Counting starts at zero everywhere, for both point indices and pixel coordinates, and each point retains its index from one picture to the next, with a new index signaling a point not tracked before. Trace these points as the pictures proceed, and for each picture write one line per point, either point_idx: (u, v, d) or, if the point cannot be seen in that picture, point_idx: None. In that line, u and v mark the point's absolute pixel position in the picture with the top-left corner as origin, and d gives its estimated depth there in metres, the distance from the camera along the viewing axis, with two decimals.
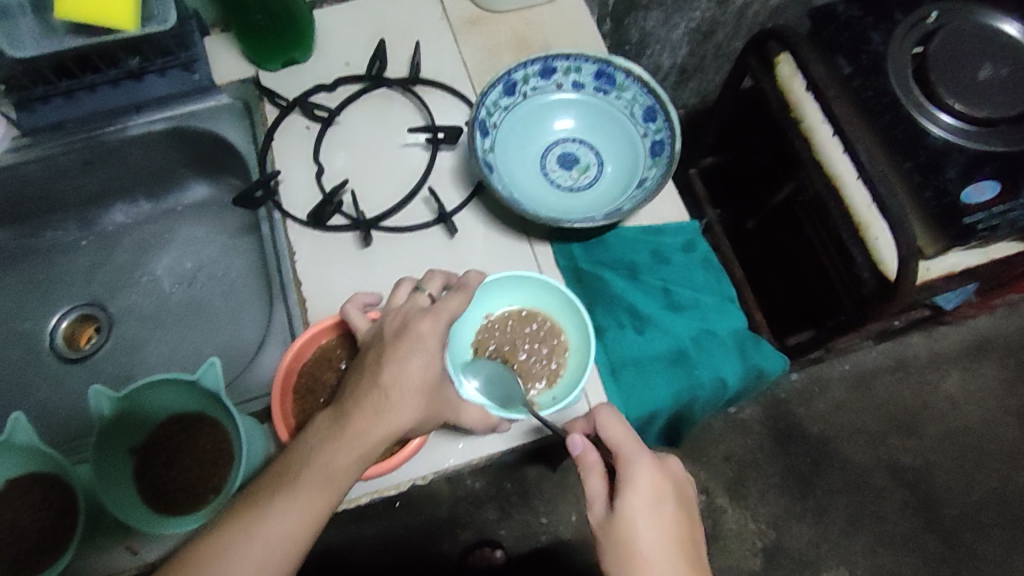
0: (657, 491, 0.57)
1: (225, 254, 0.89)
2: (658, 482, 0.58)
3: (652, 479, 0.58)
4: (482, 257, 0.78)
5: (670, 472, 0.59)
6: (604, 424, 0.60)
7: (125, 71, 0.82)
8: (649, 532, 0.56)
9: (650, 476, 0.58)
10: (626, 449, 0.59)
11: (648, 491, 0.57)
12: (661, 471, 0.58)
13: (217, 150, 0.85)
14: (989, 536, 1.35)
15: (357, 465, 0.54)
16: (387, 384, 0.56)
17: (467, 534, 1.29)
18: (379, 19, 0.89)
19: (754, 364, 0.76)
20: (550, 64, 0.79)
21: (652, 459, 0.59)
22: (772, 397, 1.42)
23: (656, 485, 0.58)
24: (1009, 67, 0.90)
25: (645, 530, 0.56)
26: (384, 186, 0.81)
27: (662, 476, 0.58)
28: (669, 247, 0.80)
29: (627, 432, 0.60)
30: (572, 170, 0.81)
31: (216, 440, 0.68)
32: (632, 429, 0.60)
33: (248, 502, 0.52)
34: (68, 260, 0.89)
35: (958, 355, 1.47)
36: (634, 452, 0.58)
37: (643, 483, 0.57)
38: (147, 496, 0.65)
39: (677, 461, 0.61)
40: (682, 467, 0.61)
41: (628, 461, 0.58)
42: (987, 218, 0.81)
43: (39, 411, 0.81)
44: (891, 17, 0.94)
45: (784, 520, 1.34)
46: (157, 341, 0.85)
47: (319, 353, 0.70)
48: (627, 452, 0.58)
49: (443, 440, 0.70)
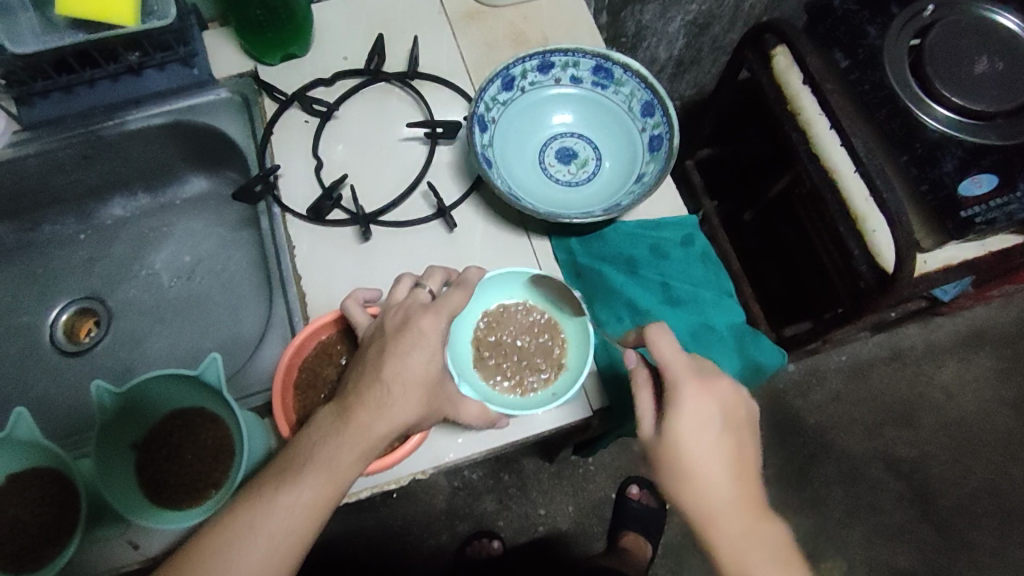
0: (704, 414, 0.57)
1: (224, 248, 0.89)
2: (705, 402, 0.57)
3: (699, 402, 0.57)
4: (481, 252, 0.78)
5: (721, 394, 0.58)
6: (655, 345, 0.60)
7: (124, 65, 0.81)
8: (697, 449, 0.56)
9: (696, 395, 0.57)
10: (673, 370, 0.58)
11: (695, 413, 0.57)
12: (709, 392, 0.58)
13: (216, 145, 0.85)
14: (983, 525, 1.36)
15: (359, 459, 0.54)
16: (389, 379, 0.57)
17: (465, 525, 1.30)
18: (376, 13, 0.89)
19: (752, 358, 0.77)
20: (548, 59, 0.78)
21: (699, 380, 0.58)
22: (769, 389, 1.43)
23: (703, 407, 0.57)
24: (1006, 60, 0.90)
25: (692, 448, 0.56)
26: (383, 181, 0.81)
27: (710, 398, 0.58)
28: (668, 242, 0.80)
29: (674, 354, 0.59)
30: (570, 165, 0.81)
31: (219, 436, 0.69)
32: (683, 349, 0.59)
33: (252, 496, 0.52)
34: (67, 254, 0.89)
35: (953, 346, 1.48)
36: (676, 369, 0.58)
37: (688, 404, 0.57)
38: (149, 491, 0.66)
39: (731, 382, 0.59)
40: (736, 388, 0.59)
41: (675, 382, 0.58)
42: (984, 211, 0.82)
43: (40, 405, 0.81)
44: (887, 10, 0.94)
45: (781, 511, 1.35)
46: (157, 335, 0.86)
47: (320, 349, 0.71)
48: (674, 373, 0.58)
49: (444, 433, 0.71)
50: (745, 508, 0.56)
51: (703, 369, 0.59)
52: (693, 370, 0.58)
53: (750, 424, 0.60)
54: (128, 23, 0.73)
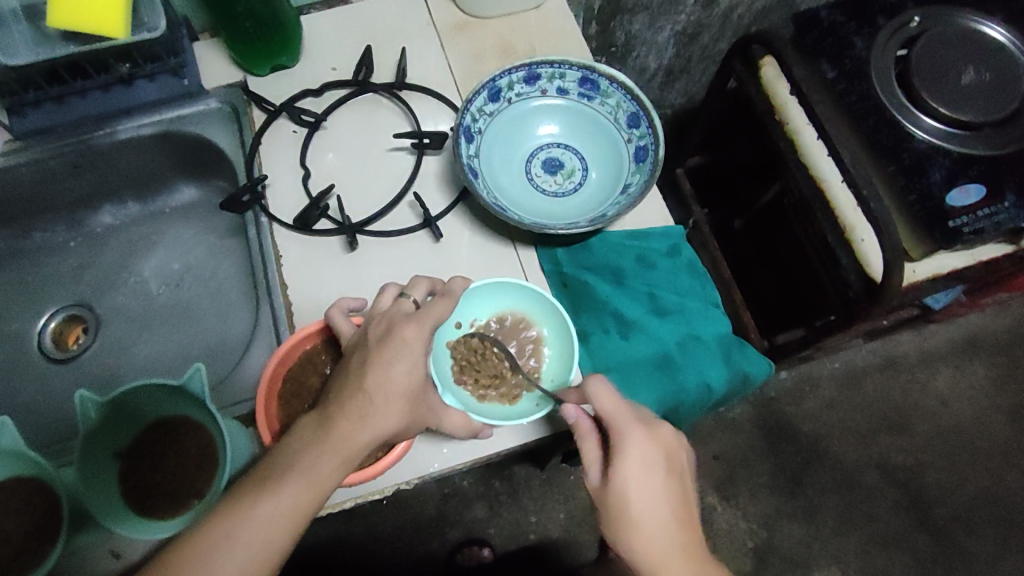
0: (649, 462, 0.58)
1: (213, 255, 0.90)
2: (649, 451, 0.58)
3: (645, 451, 0.58)
4: (467, 261, 0.79)
5: (663, 441, 0.59)
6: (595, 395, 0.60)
7: (115, 75, 0.82)
8: (644, 497, 0.57)
9: (642, 444, 0.58)
10: (617, 419, 0.59)
11: (641, 462, 0.58)
12: (653, 441, 0.59)
13: (205, 154, 0.86)
14: (978, 534, 1.36)
15: (339, 468, 0.55)
16: (371, 389, 0.57)
17: (456, 532, 1.30)
18: (365, 24, 0.89)
19: (739, 367, 0.77)
20: (534, 71, 0.79)
21: (643, 430, 0.59)
22: (762, 396, 1.43)
23: (647, 455, 0.58)
24: (991, 71, 0.90)
25: (639, 496, 0.57)
26: (370, 191, 0.81)
27: (654, 447, 0.58)
28: (654, 252, 0.80)
29: (618, 404, 0.60)
30: (556, 175, 0.82)
31: (201, 444, 0.69)
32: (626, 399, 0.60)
33: (231, 503, 0.52)
34: (57, 261, 0.90)
35: (947, 353, 1.48)
36: (624, 422, 0.59)
37: (634, 453, 0.58)
38: (131, 500, 0.66)
39: (672, 428, 0.60)
40: (678, 433, 0.61)
41: (619, 431, 0.59)
42: (972, 221, 0.82)
43: (27, 413, 0.81)
44: (873, 21, 0.95)
45: (774, 519, 1.35)
46: (145, 343, 0.86)
47: (304, 358, 0.71)
48: (619, 423, 0.59)
49: (428, 443, 0.71)
50: (692, 552, 0.56)
51: (646, 418, 0.60)
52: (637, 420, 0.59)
53: (688, 475, 0.61)
54: (120, 32, 0.73)
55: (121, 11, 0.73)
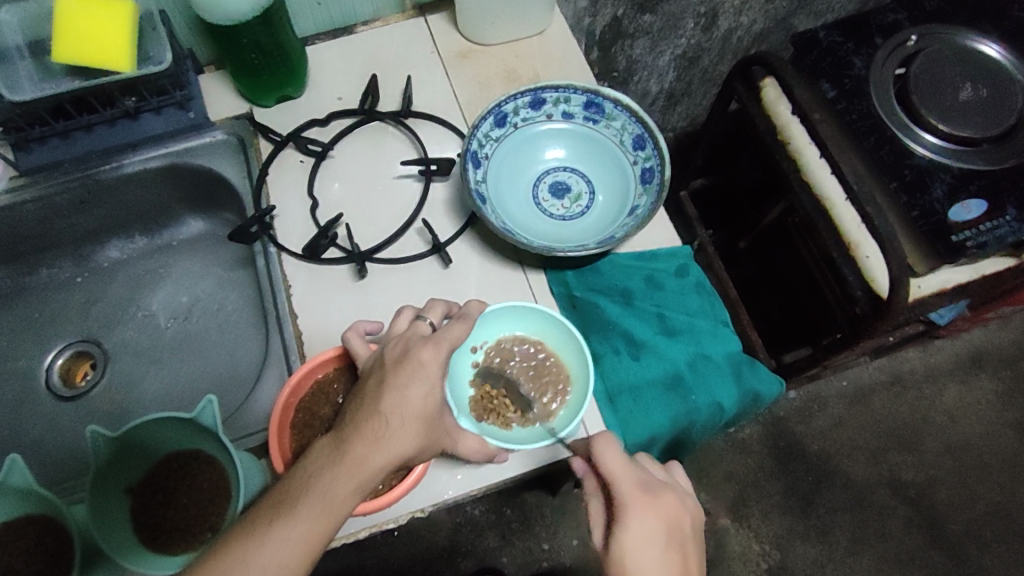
0: (649, 528, 0.56)
1: (221, 288, 0.89)
2: (652, 518, 0.56)
3: (651, 521, 0.56)
4: (477, 287, 0.78)
5: (665, 510, 0.57)
6: (599, 453, 0.60)
7: (121, 110, 0.82)
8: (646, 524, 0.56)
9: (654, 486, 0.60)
10: (618, 483, 0.58)
11: (641, 528, 0.56)
12: (654, 509, 0.57)
13: (212, 186, 0.86)
14: (992, 550, 1.34)
15: (355, 493, 0.54)
16: (387, 412, 0.57)
17: (468, 562, 1.28)
18: (370, 55, 0.90)
19: (750, 386, 0.76)
20: (539, 96, 0.80)
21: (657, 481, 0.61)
22: (770, 416, 1.43)
23: (648, 522, 0.56)
24: (988, 88, 0.92)
25: (639, 566, 0.54)
26: (378, 218, 0.81)
27: (655, 513, 0.57)
28: (663, 272, 0.80)
29: (620, 463, 0.59)
30: (564, 200, 0.82)
31: (214, 479, 0.68)
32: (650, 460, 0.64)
33: (246, 531, 0.51)
34: (63, 297, 0.89)
35: (954, 369, 1.48)
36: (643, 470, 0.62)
37: (633, 516, 0.56)
38: (143, 537, 0.65)
39: (676, 496, 0.59)
40: (682, 504, 0.59)
41: (620, 495, 0.58)
42: (975, 235, 0.83)
43: (35, 450, 0.80)
44: (871, 42, 0.96)
45: (787, 540, 1.34)
46: (153, 376, 0.85)
47: (316, 388, 0.70)
48: (621, 487, 0.58)
49: (443, 468, 0.70)
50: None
51: (649, 484, 0.59)
52: (640, 487, 0.58)
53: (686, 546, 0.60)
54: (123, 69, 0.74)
55: (127, 49, 0.74)
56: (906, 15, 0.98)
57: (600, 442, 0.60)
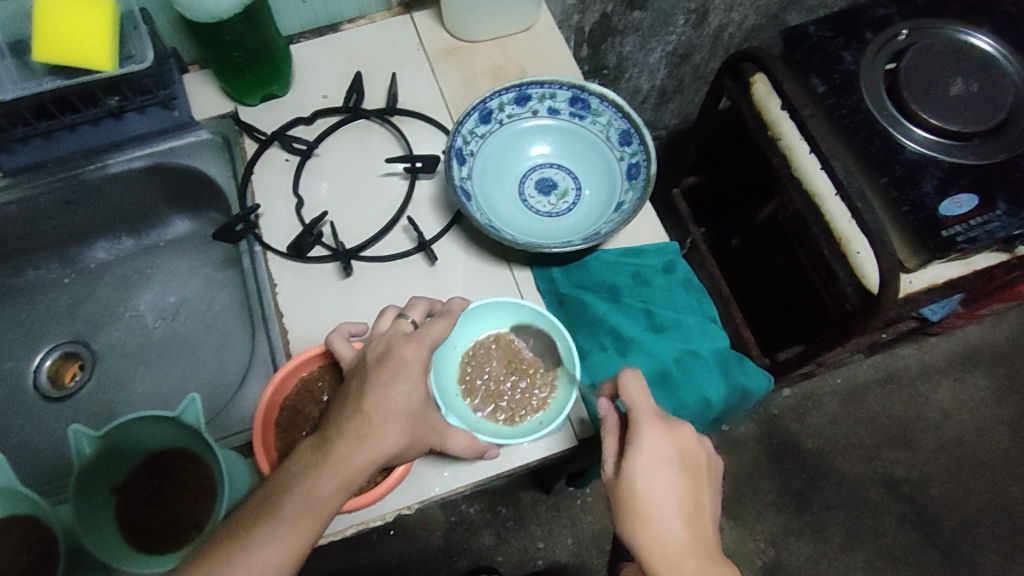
0: (661, 455, 0.57)
1: (209, 288, 0.89)
2: (664, 445, 0.58)
3: (666, 449, 0.58)
4: (463, 284, 0.78)
5: (679, 438, 0.59)
6: (626, 384, 0.60)
7: (104, 109, 0.81)
8: (660, 449, 0.57)
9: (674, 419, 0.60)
10: (638, 408, 0.59)
11: (653, 453, 0.57)
12: (669, 438, 0.58)
13: (198, 185, 0.85)
14: (986, 546, 1.33)
15: (339, 492, 0.53)
16: (370, 410, 0.56)
17: (462, 561, 1.27)
18: (356, 53, 0.90)
19: (738, 381, 0.76)
20: (525, 92, 0.79)
21: (668, 421, 0.59)
22: (765, 414, 1.42)
23: (661, 449, 0.57)
24: (979, 82, 0.91)
25: (648, 488, 0.56)
26: (364, 217, 0.81)
27: (669, 440, 0.58)
28: (650, 269, 0.80)
29: (647, 395, 0.60)
30: (550, 196, 0.82)
31: (199, 476, 0.67)
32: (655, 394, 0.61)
33: (232, 531, 0.51)
34: (50, 298, 0.89)
35: (948, 366, 1.47)
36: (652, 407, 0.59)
37: (648, 443, 0.57)
38: (129, 536, 0.65)
39: (689, 427, 0.60)
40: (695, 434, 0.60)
41: (636, 419, 0.58)
42: (965, 230, 0.82)
43: (22, 451, 0.80)
44: (861, 36, 0.96)
45: (782, 537, 1.33)
46: (141, 377, 0.85)
47: (300, 386, 0.70)
48: (639, 412, 0.59)
49: (429, 467, 0.70)
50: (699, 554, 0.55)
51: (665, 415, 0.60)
52: (657, 414, 0.59)
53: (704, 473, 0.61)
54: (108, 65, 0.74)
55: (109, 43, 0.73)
56: (897, 10, 0.98)
57: (626, 374, 0.61)
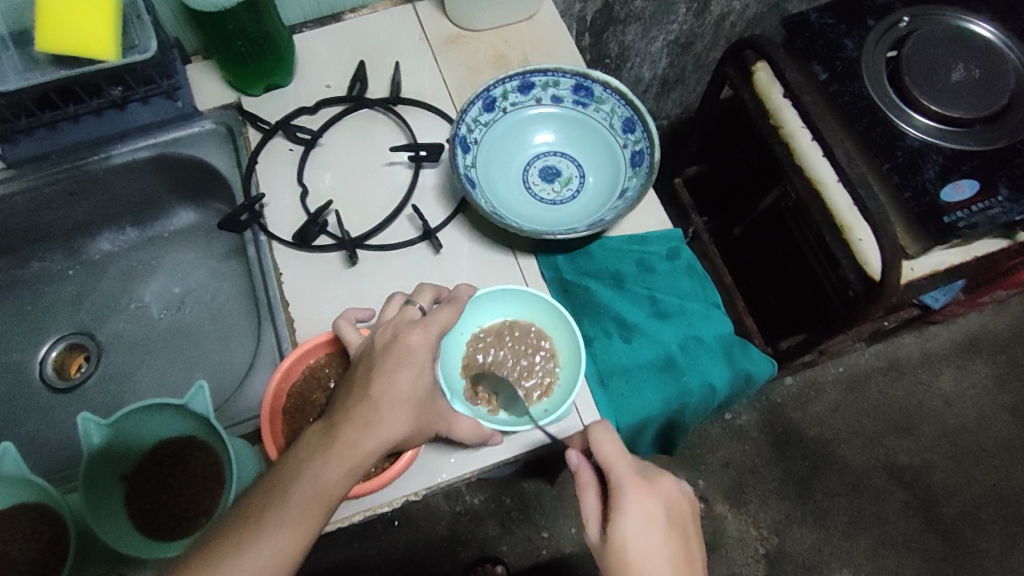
0: (649, 515, 0.56)
1: (214, 278, 0.89)
2: (649, 506, 0.57)
3: (654, 509, 0.57)
4: (468, 272, 0.78)
5: (663, 493, 0.58)
6: (601, 442, 0.59)
7: (108, 100, 0.82)
8: (640, 511, 0.56)
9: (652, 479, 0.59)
10: (619, 470, 0.58)
11: (641, 515, 0.56)
12: (651, 496, 0.57)
13: (202, 175, 0.86)
14: (987, 532, 1.34)
15: (346, 477, 0.54)
16: (377, 396, 0.57)
17: (468, 551, 1.28)
18: (359, 43, 0.90)
19: (741, 367, 0.77)
20: (528, 80, 0.80)
21: (642, 481, 0.58)
22: (767, 402, 1.43)
23: (649, 509, 0.57)
24: (981, 68, 0.91)
25: (640, 553, 0.55)
26: (368, 206, 0.81)
27: (654, 498, 0.57)
28: (654, 255, 0.80)
29: (623, 454, 0.58)
30: (554, 183, 0.82)
31: (207, 464, 0.68)
32: (626, 447, 0.59)
33: (240, 518, 0.52)
34: (55, 290, 0.89)
35: (949, 354, 1.47)
36: (625, 470, 0.58)
37: (634, 504, 0.56)
38: (138, 522, 0.65)
39: (671, 480, 0.60)
40: (678, 487, 0.60)
41: (618, 483, 0.57)
42: (967, 216, 0.82)
43: (30, 441, 0.80)
44: (863, 24, 0.96)
45: (785, 525, 1.34)
46: (148, 367, 0.85)
47: (308, 373, 0.71)
48: (619, 475, 0.57)
49: (434, 453, 0.70)
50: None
51: (644, 469, 0.59)
52: (638, 472, 0.58)
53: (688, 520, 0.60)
54: (113, 44, 0.74)
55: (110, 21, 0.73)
56: None
57: (598, 430, 0.60)
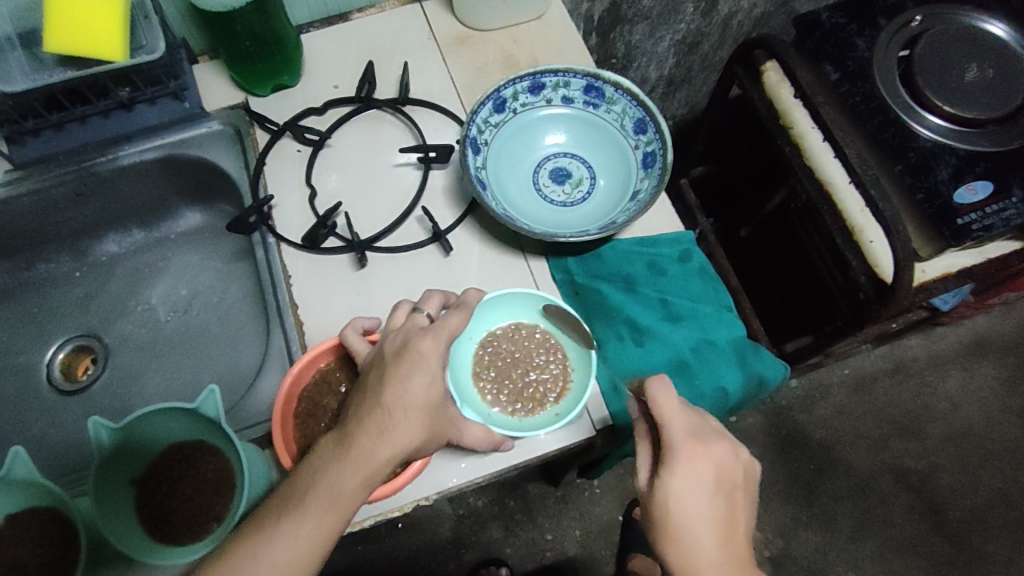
0: (696, 479, 0.55)
1: (221, 280, 0.89)
2: (699, 468, 0.55)
3: (704, 472, 0.55)
4: (478, 274, 0.78)
5: (717, 459, 0.55)
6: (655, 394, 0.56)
7: (115, 101, 0.81)
8: (688, 471, 0.55)
9: (707, 443, 0.56)
10: (674, 430, 0.55)
11: (690, 477, 0.55)
12: (704, 458, 0.55)
13: (209, 177, 0.85)
14: (993, 535, 1.34)
15: (362, 486, 0.53)
16: (390, 403, 0.56)
17: (472, 554, 1.28)
18: (367, 43, 0.89)
19: (754, 370, 0.76)
20: (538, 80, 0.79)
21: (695, 442, 0.55)
22: (772, 405, 1.42)
23: (699, 472, 0.55)
24: (994, 68, 0.90)
25: (683, 509, 0.54)
26: (377, 207, 0.81)
27: (706, 462, 0.55)
28: (665, 258, 0.80)
29: (677, 411, 0.56)
30: (564, 185, 0.81)
31: (218, 469, 0.67)
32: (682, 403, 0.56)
33: (256, 525, 0.51)
34: (61, 292, 0.89)
35: (956, 356, 1.47)
36: (677, 428, 0.55)
37: (682, 466, 0.55)
38: (149, 527, 0.65)
39: (729, 445, 0.56)
40: (735, 451, 0.57)
41: (669, 441, 0.55)
42: (981, 218, 0.81)
43: (37, 445, 0.80)
44: (874, 23, 0.95)
45: (790, 528, 1.33)
46: (155, 370, 0.85)
47: (318, 377, 0.70)
48: (671, 432, 0.55)
49: (446, 459, 0.70)
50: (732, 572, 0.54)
51: (702, 431, 0.56)
52: (693, 434, 0.56)
53: (743, 485, 0.58)
54: (121, 26, 0.73)
55: (120, 3, 0.72)
56: None
57: (655, 384, 0.56)
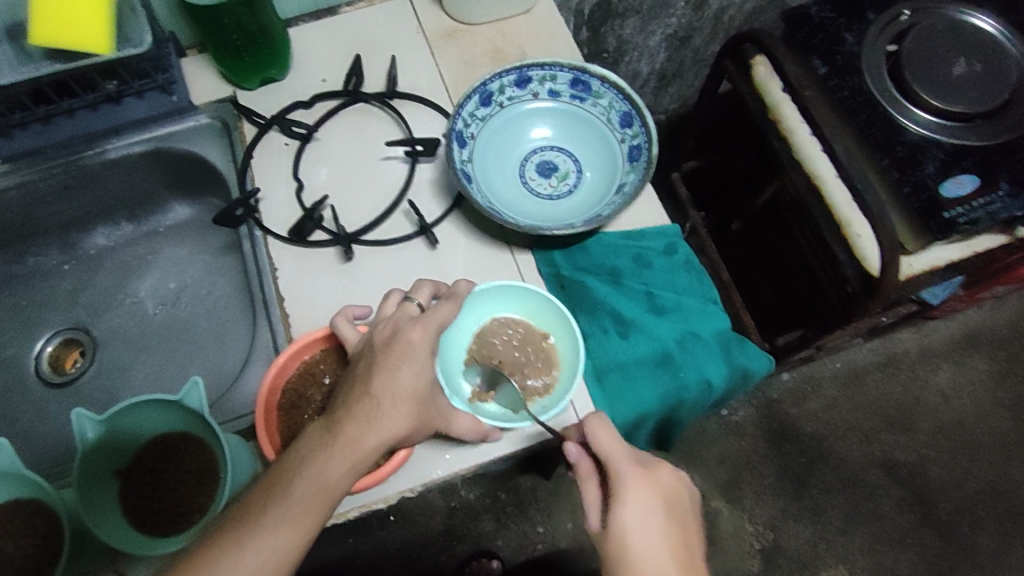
0: (647, 503, 0.57)
1: (209, 273, 0.89)
2: (649, 493, 0.57)
3: (653, 508, 0.57)
4: (464, 267, 0.78)
5: (662, 482, 0.58)
6: (595, 433, 0.60)
7: (103, 94, 0.81)
8: (637, 501, 0.57)
9: (651, 472, 0.58)
10: (617, 460, 0.58)
11: (640, 506, 0.56)
12: (651, 484, 0.58)
13: (197, 170, 0.85)
14: (983, 528, 1.34)
15: (347, 474, 0.53)
16: (379, 392, 0.56)
17: (464, 546, 1.28)
18: (355, 36, 0.89)
19: (739, 364, 0.76)
20: (525, 74, 0.79)
21: (642, 470, 0.58)
22: (763, 398, 1.42)
23: (645, 498, 0.57)
24: (982, 62, 0.91)
25: (638, 539, 0.55)
26: (364, 200, 0.81)
27: (653, 489, 0.57)
28: (652, 251, 0.80)
29: (619, 443, 0.59)
30: (551, 178, 0.82)
31: (201, 459, 0.67)
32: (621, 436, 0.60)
33: (242, 513, 0.51)
34: (51, 285, 0.89)
35: (947, 350, 1.47)
36: (623, 459, 0.58)
37: (633, 494, 0.57)
38: (133, 518, 0.65)
39: (671, 470, 0.60)
40: (679, 476, 0.60)
41: (617, 472, 0.58)
42: (967, 212, 0.81)
43: (25, 436, 0.80)
44: (863, 17, 0.95)
45: (782, 521, 1.34)
46: (143, 363, 0.85)
47: (303, 369, 0.70)
48: (617, 463, 0.58)
49: (431, 449, 0.70)
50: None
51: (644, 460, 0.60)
52: (636, 459, 0.59)
53: (690, 514, 0.60)
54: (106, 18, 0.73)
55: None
56: None
57: (595, 422, 0.60)
